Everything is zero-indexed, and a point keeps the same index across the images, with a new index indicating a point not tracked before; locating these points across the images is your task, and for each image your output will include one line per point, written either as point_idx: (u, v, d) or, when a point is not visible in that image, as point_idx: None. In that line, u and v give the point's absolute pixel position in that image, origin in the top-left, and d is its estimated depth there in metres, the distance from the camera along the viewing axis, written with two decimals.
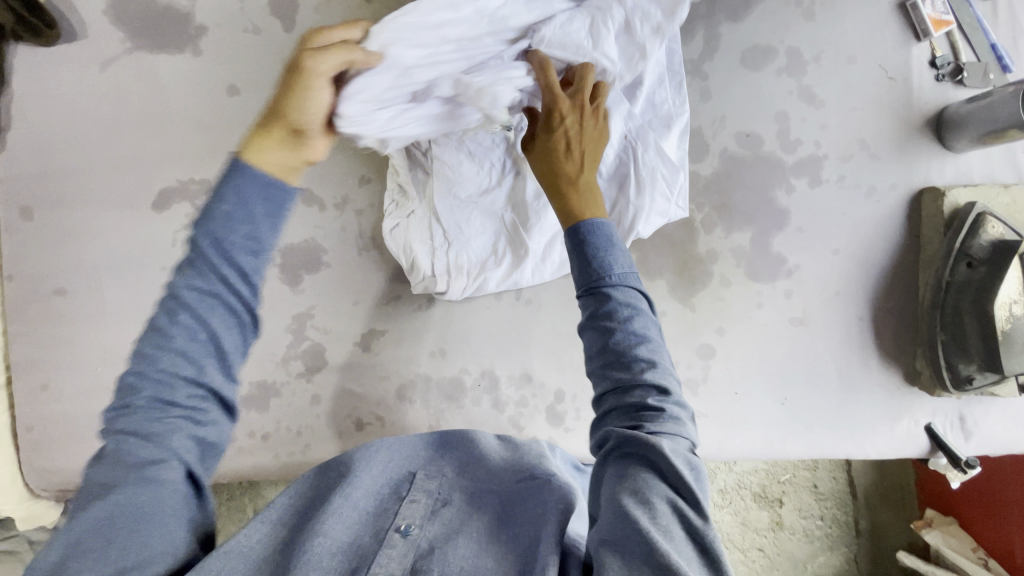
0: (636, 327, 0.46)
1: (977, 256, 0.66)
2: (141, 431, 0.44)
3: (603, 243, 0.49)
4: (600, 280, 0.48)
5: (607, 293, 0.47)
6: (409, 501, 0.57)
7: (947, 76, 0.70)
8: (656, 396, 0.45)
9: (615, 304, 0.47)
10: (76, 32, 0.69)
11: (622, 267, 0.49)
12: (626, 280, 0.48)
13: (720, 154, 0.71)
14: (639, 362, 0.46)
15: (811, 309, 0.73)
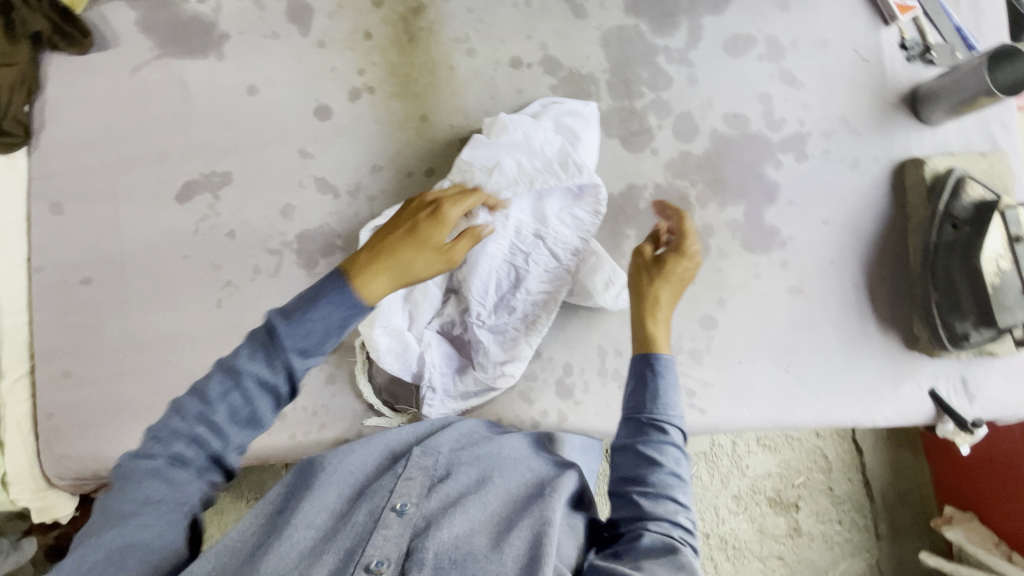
0: (675, 469, 0.54)
1: (961, 217, 0.70)
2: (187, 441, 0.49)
3: (668, 380, 0.58)
4: (654, 415, 0.56)
5: (660, 427, 0.55)
6: (405, 480, 0.58)
7: (917, 56, 0.76)
8: (680, 529, 0.51)
9: (655, 439, 0.55)
10: (108, 42, 0.75)
11: (677, 409, 0.56)
12: (677, 419, 0.56)
13: (710, 134, 0.75)
14: (669, 502, 0.52)
15: (807, 278, 0.75)
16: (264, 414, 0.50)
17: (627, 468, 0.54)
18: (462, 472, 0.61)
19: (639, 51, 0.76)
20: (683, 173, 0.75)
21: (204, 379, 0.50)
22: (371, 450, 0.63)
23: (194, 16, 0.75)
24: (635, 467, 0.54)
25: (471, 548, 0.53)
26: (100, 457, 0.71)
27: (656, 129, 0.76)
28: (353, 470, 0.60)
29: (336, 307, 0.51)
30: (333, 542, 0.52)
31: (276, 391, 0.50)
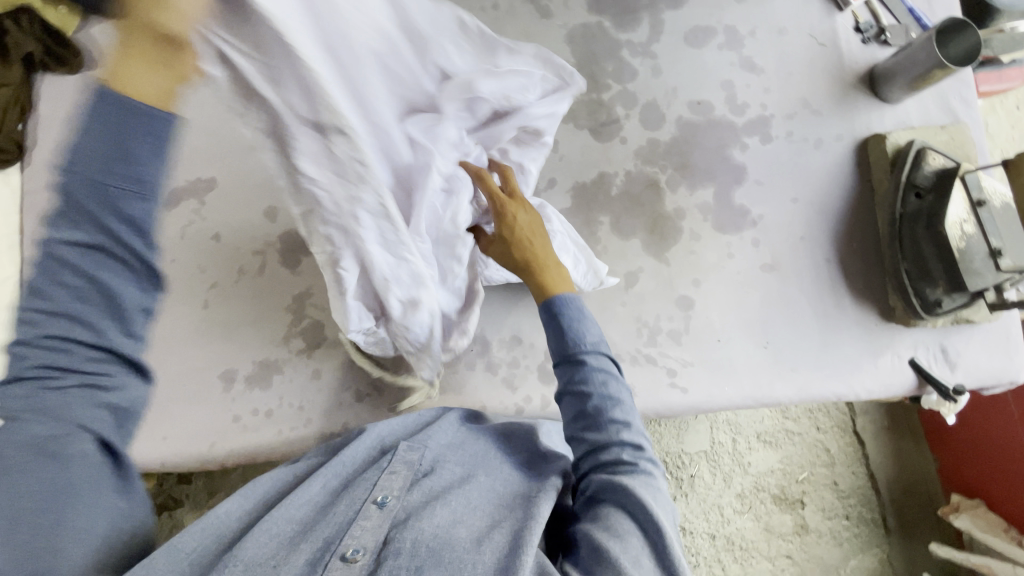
0: (608, 390, 0.56)
1: (924, 185, 0.71)
2: (52, 397, 0.47)
3: (573, 315, 0.61)
4: (574, 350, 0.59)
5: (582, 361, 0.58)
6: (388, 474, 0.59)
7: (872, 38, 0.79)
8: (630, 451, 0.53)
9: (589, 368, 0.57)
10: (97, 61, 0.79)
11: (594, 335, 0.60)
12: (597, 347, 0.59)
13: (676, 121, 0.78)
14: (614, 423, 0.55)
15: (780, 255, 0.77)
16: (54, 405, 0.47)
17: (568, 410, 0.57)
18: (446, 467, 0.61)
19: (604, 46, 0.79)
20: (652, 159, 0.77)
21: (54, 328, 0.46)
22: (355, 451, 0.63)
23: None
24: (574, 407, 0.57)
25: (448, 535, 0.51)
26: None
27: (623, 119, 0.78)
28: (344, 468, 0.61)
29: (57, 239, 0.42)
30: (313, 531, 0.51)
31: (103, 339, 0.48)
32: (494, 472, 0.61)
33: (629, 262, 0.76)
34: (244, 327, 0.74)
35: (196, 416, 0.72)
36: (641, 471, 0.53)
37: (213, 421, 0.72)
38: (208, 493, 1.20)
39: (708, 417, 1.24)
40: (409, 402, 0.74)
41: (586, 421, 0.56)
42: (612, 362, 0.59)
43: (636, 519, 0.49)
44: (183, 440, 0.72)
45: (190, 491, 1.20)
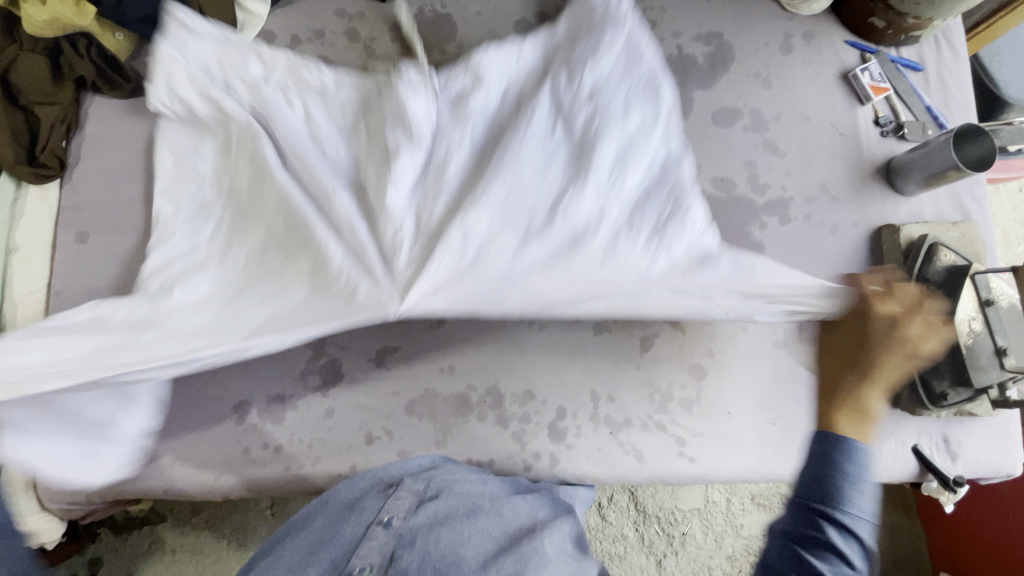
0: (846, 539, 0.59)
1: (933, 280, 0.74)
2: None
3: (860, 464, 0.61)
4: (834, 505, 0.60)
5: (831, 517, 0.59)
6: (394, 498, 0.64)
7: (891, 132, 0.83)
8: (863, 570, 0.58)
9: (836, 519, 0.59)
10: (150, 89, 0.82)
11: (859, 471, 0.61)
12: (859, 484, 0.60)
13: (699, 195, 0.81)
14: (840, 551, 0.58)
15: (792, 333, 0.79)
16: None
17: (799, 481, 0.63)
18: (450, 492, 0.64)
19: None
20: None
21: None
22: (361, 479, 0.68)
23: None
24: (825, 527, 0.59)
25: (449, 559, 0.57)
26: (96, 480, 0.72)
27: None
28: (353, 492, 0.66)
29: None
30: (325, 549, 0.60)
31: None
32: (506, 503, 0.64)
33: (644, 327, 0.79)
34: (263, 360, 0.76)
35: (206, 445, 0.73)
36: None
37: (222, 451, 0.73)
38: (191, 509, 1.16)
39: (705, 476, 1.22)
40: (419, 450, 0.74)
41: (826, 540, 0.59)
42: (871, 487, 0.61)
43: None
44: (192, 469, 0.72)
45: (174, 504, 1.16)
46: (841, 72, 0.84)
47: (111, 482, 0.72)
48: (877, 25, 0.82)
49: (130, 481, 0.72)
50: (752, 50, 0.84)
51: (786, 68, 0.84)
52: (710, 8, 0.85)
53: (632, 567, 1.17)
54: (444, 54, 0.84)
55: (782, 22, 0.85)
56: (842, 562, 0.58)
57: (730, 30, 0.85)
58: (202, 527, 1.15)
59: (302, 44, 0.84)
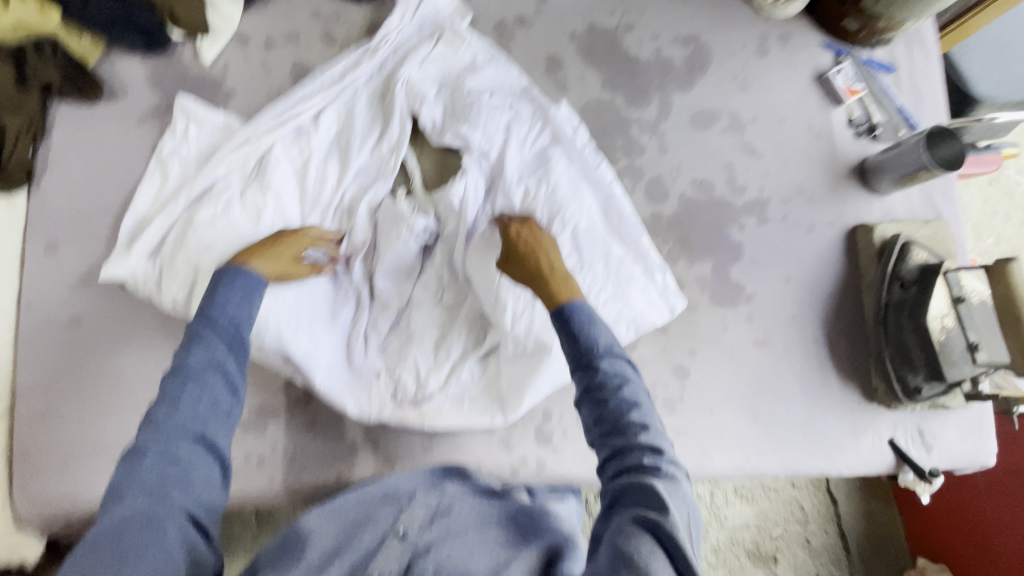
0: (625, 394, 0.55)
1: (907, 278, 0.76)
2: (176, 482, 0.47)
3: (587, 319, 0.59)
4: (592, 354, 0.57)
5: (596, 366, 0.56)
6: (408, 508, 0.62)
7: (864, 133, 0.85)
8: (650, 454, 0.52)
9: (605, 372, 0.56)
10: (120, 94, 0.80)
11: (606, 337, 0.58)
12: (610, 348, 0.57)
13: (679, 197, 0.82)
14: (634, 426, 0.53)
15: (772, 332, 0.80)
16: (215, 484, 0.50)
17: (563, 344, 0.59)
18: (460, 506, 0.62)
19: (615, 121, 0.83)
20: (653, 231, 0.81)
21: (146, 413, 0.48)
22: (371, 491, 0.67)
23: (203, 75, 0.81)
24: (593, 404, 0.55)
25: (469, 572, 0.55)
26: (73, 499, 0.70)
27: (629, 191, 0.82)
28: (358, 503, 0.65)
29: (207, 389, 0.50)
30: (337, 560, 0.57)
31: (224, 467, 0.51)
32: (514, 521, 0.62)
33: None
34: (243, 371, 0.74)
35: None
36: (661, 474, 0.51)
37: None
38: None
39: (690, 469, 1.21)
40: (405, 457, 0.74)
41: (603, 419, 0.54)
42: (629, 363, 0.58)
43: (659, 538, 0.46)
44: None
45: None
46: (816, 74, 0.86)
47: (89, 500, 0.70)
48: (850, 28, 0.83)
49: None
50: (729, 52, 0.85)
51: (762, 70, 0.85)
52: (687, 11, 0.86)
53: None
54: None
55: (757, 24, 0.86)
56: (614, 436, 0.53)
57: (707, 33, 0.85)
58: None
59: (277, 47, 0.82)
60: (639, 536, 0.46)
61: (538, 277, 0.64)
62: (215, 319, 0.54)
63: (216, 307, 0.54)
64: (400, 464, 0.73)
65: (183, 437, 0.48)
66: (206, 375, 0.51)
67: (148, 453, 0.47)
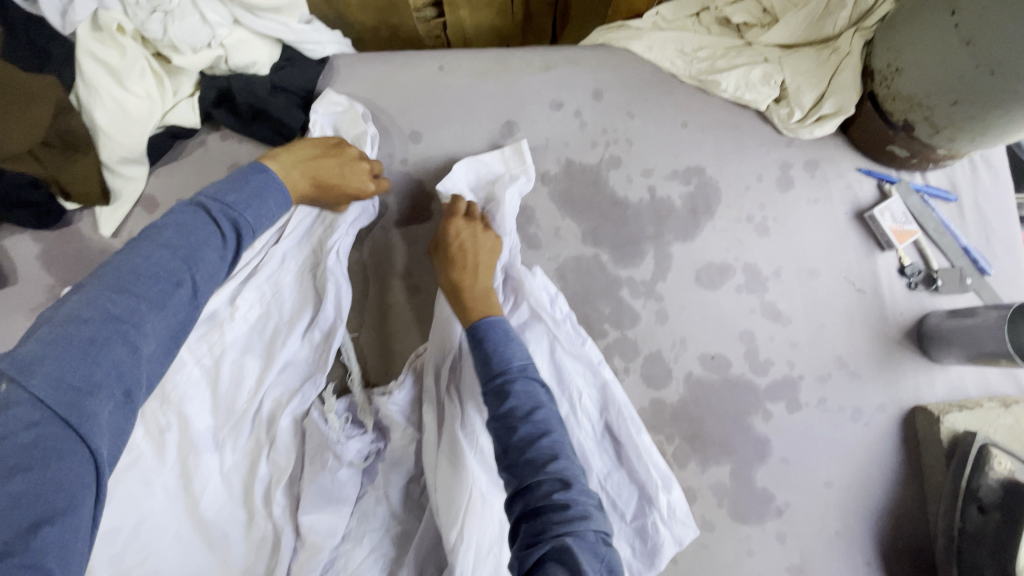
0: (536, 420, 0.49)
1: (987, 500, 0.57)
2: (77, 420, 0.36)
3: (501, 337, 0.54)
4: (499, 373, 0.52)
5: (507, 387, 0.51)
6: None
7: (920, 284, 0.66)
8: (560, 486, 0.45)
9: (514, 394, 0.50)
10: (9, 279, 0.68)
11: (521, 357, 0.53)
12: (525, 370, 0.52)
13: (684, 379, 0.65)
14: (543, 456, 0.47)
15: (812, 556, 0.62)
16: (114, 385, 0.40)
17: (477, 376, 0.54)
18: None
19: (600, 284, 0.67)
20: (653, 425, 0.64)
21: (114, 287, 0.43)
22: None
23: (105, 251, 0.68)
24: (501, 434, 0.50)
25: None
26: None
27: (621, 373, 0.66)
28: None
29: (190, 236, 0.48)
30: None
31: (188, 281, 0.47)
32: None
33: None
34: None
35: None
36: (572, 508, 0.44)
37: None
38: None
39: None
40: None
41: (511, 451, 0.48)
42: (545, 387, 0.53)
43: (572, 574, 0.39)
44: None
45: None
46: (855, 210, 0.68)
47: None
48: (897, 154, 0.65)
49: None
50: (742, 187, 0.68)
51: (784, 208, 0.68)
52: (687, 137, 0.69)
53: None
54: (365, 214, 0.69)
55: (777, 148, 0.69)
56: (524, 478, 0.47)
57: (713, 164, 0.69)
58: None
59: None
60: None
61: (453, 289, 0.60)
62: (231, 208, 0.51)
63: (251, 209, 0.52)
64: None
65: (111, 398, 0.39)
66: (174, 269, 0.46)
67: (83, 382, 0.38)
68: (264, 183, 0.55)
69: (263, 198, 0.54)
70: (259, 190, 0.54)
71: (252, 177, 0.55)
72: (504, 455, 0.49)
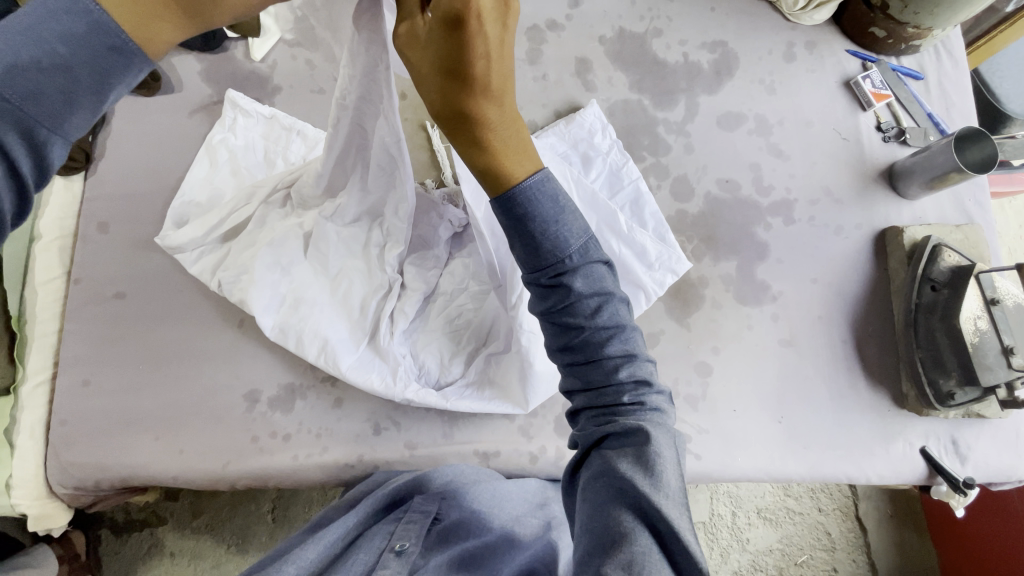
0: (606, 319, 0.49)
1: (938, 279, 0.75)
2: None
3: (549, 211, 0.48)
4: (556, 261, 0.48)
5: (568, 279, 0.48)
6: (404, 523, 0.61)
7: (893, 138, 0.84)
8: (631, 390, 0.48)
9: (575, 288, 0.48)
10: (175, 87, 0.85)
11: (577, 239, 0.48)
12: (586, 255, 0.49)
13: (704, 196, 0.83)
14: (614, 358, 0.49)
15: (798, 333, 0.79)
16: None
17: (517, 257, 0.49)
18: (460, 518, 0.63)
19: (642, 121, 0.85)
20: (678, 228, 0.82)
21: None
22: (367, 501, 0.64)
23: (252, 73, 0.86)
24: (565, 329, 0.49)
25: None
26: (104, 466, 0.73)
27: (655, 189, 0.83)
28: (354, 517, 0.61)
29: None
30: None
31: None
32: (518, 525, 0.65)
33: (652, 324, 0.79)
34: (275, 350, 0.77)
35: (215, 432, 0.74)
36: (646, 412, 0.47)
37: (232, 440, 0.73)
38: (192, 512, 1.14)
39: (710, 486, 1.21)
40: (425, 441, 0.74)
41: (576, 351, 0.49)
42: (606, 269, 0.50)
43: (646, 475, 0.44)
44: (199, 456, 0.73)
45: (173, 508, 1.14)
46: (843, 80, 0.87)
47: (118, 468, 0.73)
48: (877, 35, 0.85)
49: (137, 468, 0.73)
50: (756, 57, 0.87)
51: (789, 75, 0.87)
52: (715, 18, 0.88)
53: None
54: None
55: (784, 31, 0.88)
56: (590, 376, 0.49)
57: (734, 39, 0.88)
58: (202, 531, 1.14)
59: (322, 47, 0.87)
60: (623, 513, 0.42)
61: (463, 118, 0.45)
62: None
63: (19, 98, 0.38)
64: (420, 449, 0.74)
65: None
66: None
67: None
68: (88, 47, 0.39)
69: (80, 51, 0.38)
70: (56, 9, 0.38)
71: (56, 23, 0.38)
72: (563, 341, 0.50)
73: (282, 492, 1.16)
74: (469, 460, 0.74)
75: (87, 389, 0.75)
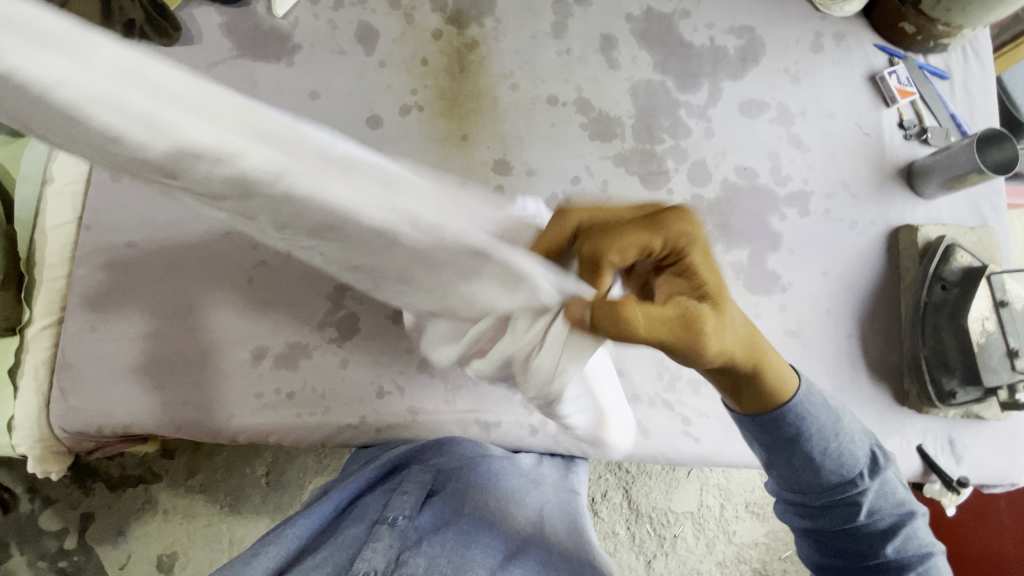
0: (890, 511, 0.53)
1: (949, 279, 0.75)
2: None
3: (812, 421, 0.53)
4: (840, 478, 0.53)
5: (856, 484, 0.53)
6: (398, 495, 0.63)
7: (914, 136, 0.84)
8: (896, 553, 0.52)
9: (866, 490, 0.53)
10: (195, 38, 0.83)
11: (860, 451, 0.54)
12: (862, 469, 0.54)
13: (721, 181, 0.82)
14: (913, 542, 0.52)
15: (805, 324, 0.79)
16: None
17: (822, 516, 0.54)
18: (455, 491, 0.64)
19: (663, 103, 0.84)
20: (693, 212, 0.81)
21: None
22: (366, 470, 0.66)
23: (273, 27, 0.84)
24: (844, 534, 0.53)
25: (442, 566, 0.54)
26: (107, 412, 0.73)
27: (673, 171, 0.83)
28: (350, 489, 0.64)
29: None
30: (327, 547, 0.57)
31: None
32: (512, 504, 0.64)
33: None
34: (280, 309, 0.77)
35: (219, 386, 0.74)
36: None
37: (235, 395, 0.74)
38: (188, 472, 1.15)
39: (700, 477, 1.22)
40: (428, 407, 0.75)
41: (841, 552, 0.54)
42: (891, 471, 0.55)
43: None
44: (202, 408, 0.73)
45: (169, 466, 1.15)
46: (868, 74, 0.86)
47: (120, 415, 0.73)
48: (906, 31, 0.84)
49: (139, 417, 0.73)
50: (784, 46, 0.86)
51: (815, 66, 0.86)
52: (744, 3, 0.87)
53: (623, 565, 1.17)
54: (482, 27, 0.86)
55: (813, 21, 0.87)
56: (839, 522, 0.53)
57: (762, 26, 0.87)
58: (196, 491, 1.15)
59: (345, 7, 0.85)
60: None
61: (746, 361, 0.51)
62: None
63: None
64: (423, 415, 0.75)
65: None
66: None
67: None
68: None
69: None
70: None
71: None
72: (839, 549, 0.54)
73: (278, 456, 1.17)
74: (470, 428, 0.74)
75: (90, 335, 0.75)
